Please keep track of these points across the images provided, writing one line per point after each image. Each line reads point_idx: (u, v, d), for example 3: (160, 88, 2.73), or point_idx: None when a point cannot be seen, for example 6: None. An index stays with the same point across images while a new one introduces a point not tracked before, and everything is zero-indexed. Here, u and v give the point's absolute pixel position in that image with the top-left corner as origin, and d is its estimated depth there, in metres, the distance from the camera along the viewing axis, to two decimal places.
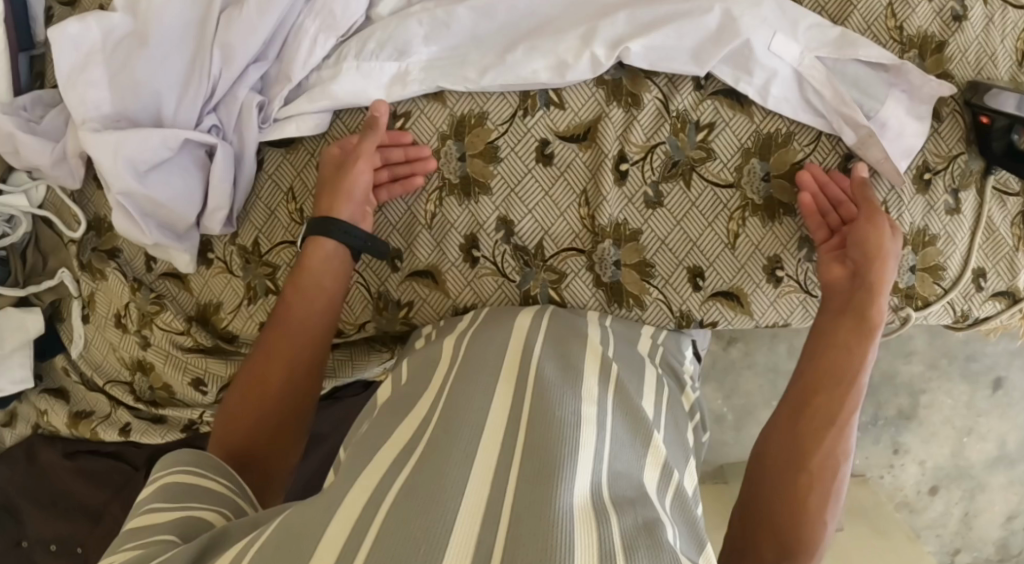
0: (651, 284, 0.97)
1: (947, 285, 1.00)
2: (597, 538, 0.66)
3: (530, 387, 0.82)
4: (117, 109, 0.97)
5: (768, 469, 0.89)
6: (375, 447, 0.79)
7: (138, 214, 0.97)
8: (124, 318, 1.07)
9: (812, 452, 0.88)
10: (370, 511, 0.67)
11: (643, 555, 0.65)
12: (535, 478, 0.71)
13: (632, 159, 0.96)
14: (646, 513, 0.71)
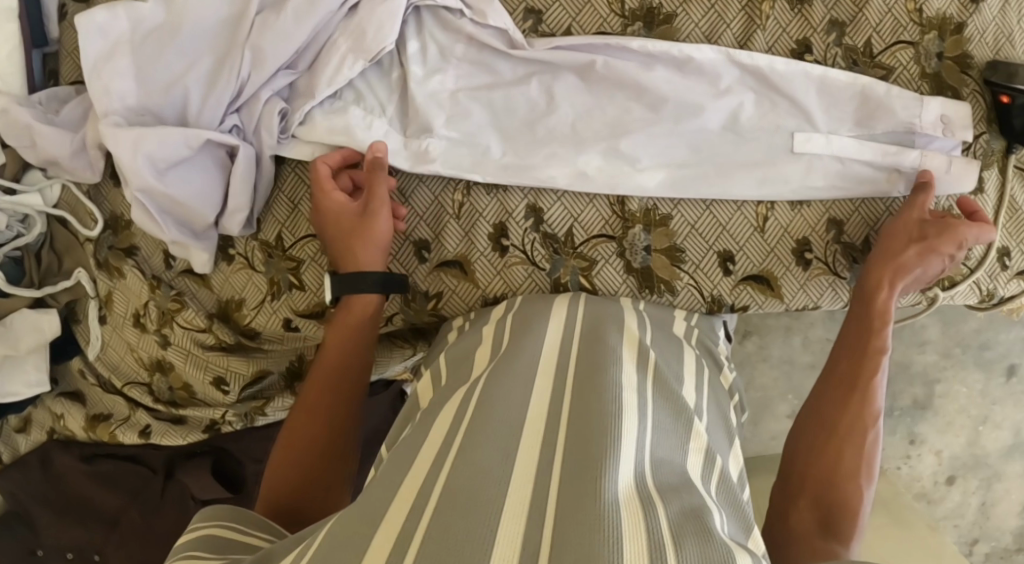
0: (681, 269, 0.97)
1: (973, 265, 1.00)
2: (642, 527, 0.64)
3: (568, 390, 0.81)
4: (142, 103, 0.98)
5: (801, 461, 0.94)
6: (420, 446, 0.77)
7: (157, 211, 0.96)
8: (142, 317, 1.05)
9: (843, 462, 0.92)
10: (418, 510, 0.66)
11: (696, 532, 0.64)
12: (584, 456, 0.71)
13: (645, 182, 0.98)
14: (692, 500, 0.70)
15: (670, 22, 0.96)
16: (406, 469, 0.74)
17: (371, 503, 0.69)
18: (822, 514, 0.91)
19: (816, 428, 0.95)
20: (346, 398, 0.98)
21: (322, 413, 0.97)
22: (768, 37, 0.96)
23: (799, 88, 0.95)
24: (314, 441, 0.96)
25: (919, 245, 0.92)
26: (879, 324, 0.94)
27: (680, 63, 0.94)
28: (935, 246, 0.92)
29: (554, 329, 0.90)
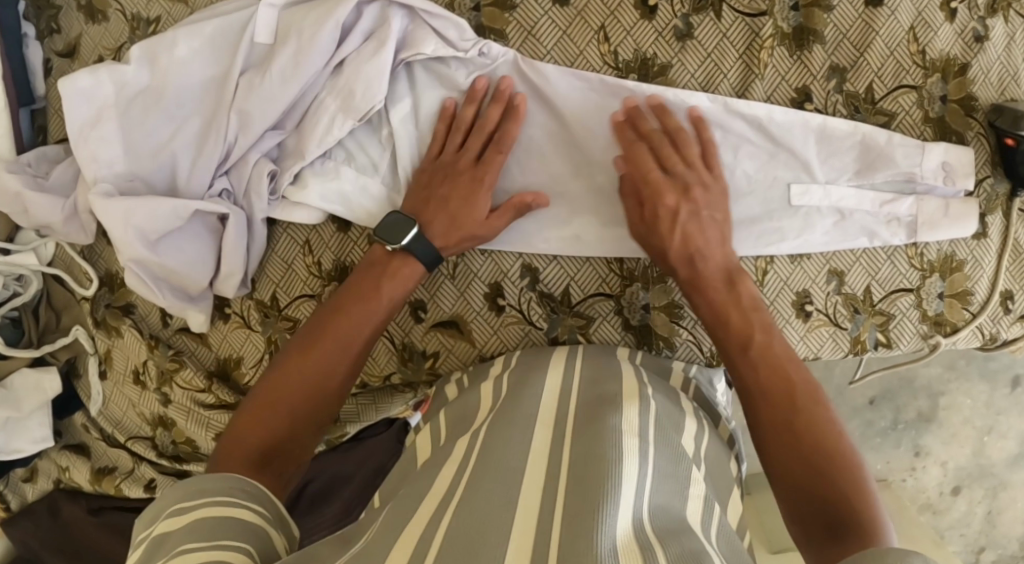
0: (680, 326, 0.96)
1: (976, 309, 0.98)
2: None
3: (569, 440, 0.79)
4: (130, 168, 0.97)
5: (795, 459, 0.80)
6: (415, 499, 0.76)
7: (151, 280, 0.96)
8: (142, 374, 1.05)
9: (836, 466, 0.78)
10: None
11: None
12: (583, 501, 0.69)
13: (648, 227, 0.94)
14: (691, 544, 0.68)
15: (665, 74, 0.93)
16: (411, 520, 0.73)
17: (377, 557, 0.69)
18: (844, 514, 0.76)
19: (797, 443, 0.81)
20: (339, 358, 0.89)
21: (332, 329, 0.89)
22: (767, 86, 0.94)
23: (798, 139, 0.93)
24: (275, 431, 0.84)
25: (694, 207, 0.89)
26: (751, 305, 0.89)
27: (676, 112, 0.92)
28: (711, 191, 0.90)
29: (553, 381, 0.89)
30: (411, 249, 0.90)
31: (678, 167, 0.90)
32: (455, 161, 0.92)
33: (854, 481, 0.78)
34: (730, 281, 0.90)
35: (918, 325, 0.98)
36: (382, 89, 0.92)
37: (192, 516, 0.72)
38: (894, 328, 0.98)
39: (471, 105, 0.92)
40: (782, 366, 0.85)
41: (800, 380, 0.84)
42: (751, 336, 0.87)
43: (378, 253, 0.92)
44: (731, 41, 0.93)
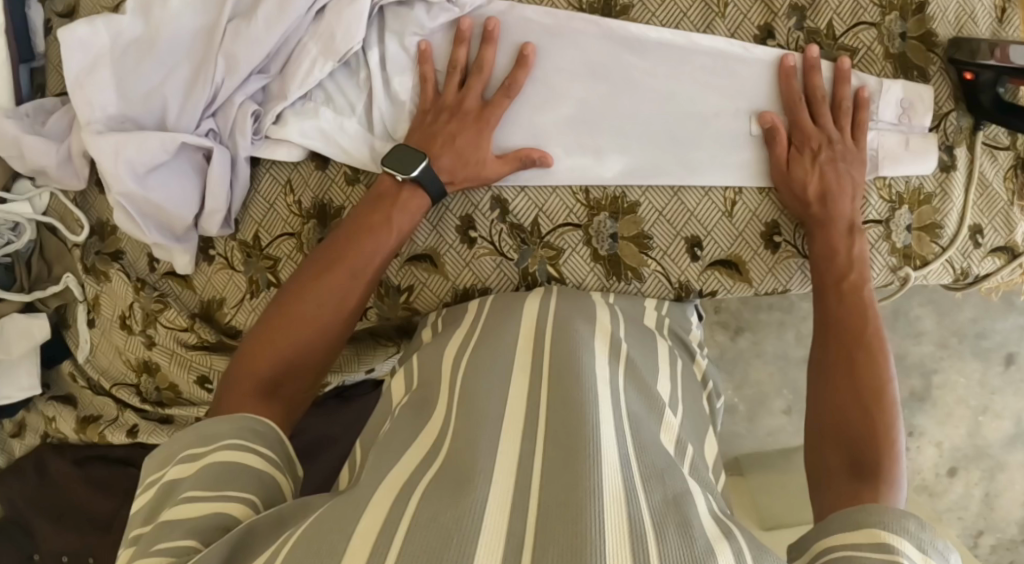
0: (648, 256, 0.98)
1: (945, 243, 0.99)
2: (626, 508, 0.63)
3: (544, 378, 0.81)
4: (122, 111, 1.02)
5: (847, 401, 0.87)
6: (399, 448, 0.75)
7: (138, 215, 1.00)
8: (129, 319, 1.08)
9: (881, 424, 0.85)
10: (398, 505, 0.65)
11: (679, 519, 0.63)
12: (563, 450, 0.69)
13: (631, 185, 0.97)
14: (674, 485, 0.68)
15: (627, 14, 0.97)
16: (385, 468, 0.72)
17: (353, 500, 0.67)
18: (870, 460, 0.82)
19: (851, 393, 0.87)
20: (343, 293, 0.91)
21: (338, 264, 0.92)
22: (730, 24, 0.97)
23: (756, 74, 0.96)
24: (273, 364, 0.87)
25: (832, 160, 0.94)
26: (843, 258, 0.93)
27: (638, 45, 0.96)
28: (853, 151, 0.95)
29: (528, 322, 0.90)
30: (421, 181, 0.93)
31: (807, 124, 0.94)
32: (458, 102, 0.94)
33: (891, 438, 0.84)
34: (851, 229, 0.94)
35: (886, 258, 0.99)
36: (360, 30, 0.95)
37: (203, 462, 0.74)
38: None
39: (462, 50, 0.95)
40: (860, 315, 0.91)
41: (872, 334, 0.90)
42: (846, 285, 0.93)
43: (387, 182, 0.94)
44: None
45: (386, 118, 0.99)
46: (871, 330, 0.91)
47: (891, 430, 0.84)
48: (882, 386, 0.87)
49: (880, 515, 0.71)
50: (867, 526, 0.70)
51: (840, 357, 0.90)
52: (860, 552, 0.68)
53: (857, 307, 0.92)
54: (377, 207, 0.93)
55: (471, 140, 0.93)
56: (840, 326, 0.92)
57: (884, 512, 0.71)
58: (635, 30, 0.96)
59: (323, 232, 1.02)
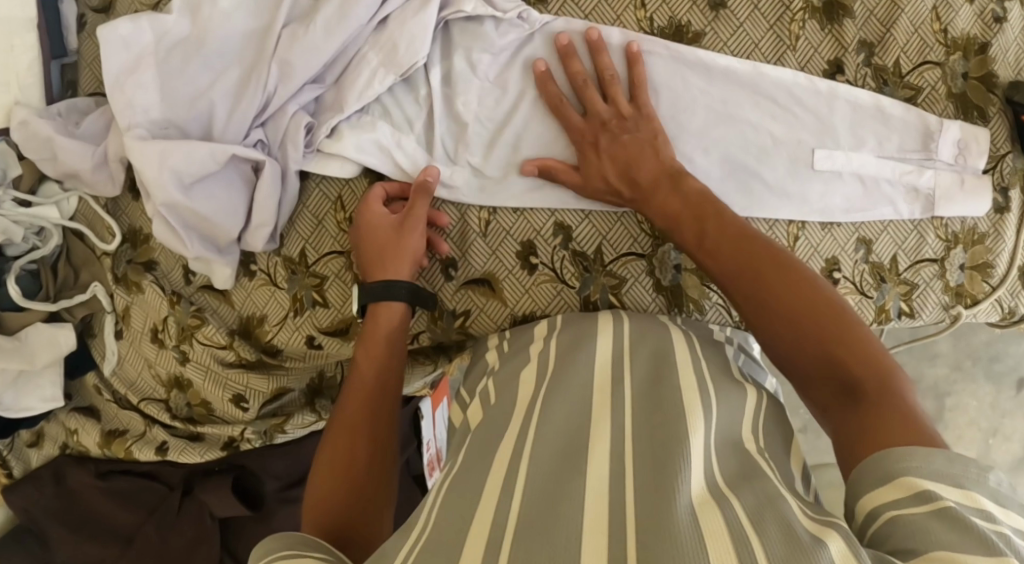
0: (711, 289, 0.95)
1: (995, 283, 1.00)
2: (722, 522, 0.63)
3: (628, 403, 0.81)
4: (166, 116, 0.97)
5: (836, 369, 0.78)
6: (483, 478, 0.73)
7: (180, 226, 0.96)
8: (161, 332, 1.03)
9: (871, 370, 0.76)
10: (495, 543, 0.64)
11: (777, 519, 0.64)
12: (657, 477, 0.69)
13: None
14: (767, 490, 0.69)
15: (698, 41, 0.95)
16: (478, 486, 0.72)
17: (444, 529, 0.68)
18: (874, 414, 0.74)
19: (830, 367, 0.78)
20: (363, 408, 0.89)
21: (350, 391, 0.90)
22: (800, 57, 0.95)
23: (821, 107, 0.95)
24: (333, 501, 0.82)
25: (653, 140, 0.91)
26: (696, 204, 0.88)
27: (706, 69, 0.94)
28: (634, 118, 0.92)
29: (602, 346, 0.89)
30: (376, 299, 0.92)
31: (596, 102, 0.92)
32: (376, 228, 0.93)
33: (891, 382, 0.75)
34: (700, 192, 0.89)
35: (940, 296, 0.99)
36: (425, 45, 0.93)
37: None
38: (917, 298, 0.99)
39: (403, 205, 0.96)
40: (785, 272, 0.83)
41: (826, 301, 0.81)
42: (733, 248, 0.86)
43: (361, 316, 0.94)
44: (762, 12, 0.94)
45: (445, 135, 0.96)
46: (813, 294, 0.82)
47: (888, 375, 0.76)
48: (856, 336, 0.79)
49: (908, 460, 0.67)
50: (898, 477, 0.67)
51: (786, 328, 0.81)
52: (902, 509, 0.65)
53: (770, 278, 0.83)
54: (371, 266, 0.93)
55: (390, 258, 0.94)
56: (777, 293, 0.82)
57: (913, 454, 0.68)
58: (704, 54, 0.94)
59: None
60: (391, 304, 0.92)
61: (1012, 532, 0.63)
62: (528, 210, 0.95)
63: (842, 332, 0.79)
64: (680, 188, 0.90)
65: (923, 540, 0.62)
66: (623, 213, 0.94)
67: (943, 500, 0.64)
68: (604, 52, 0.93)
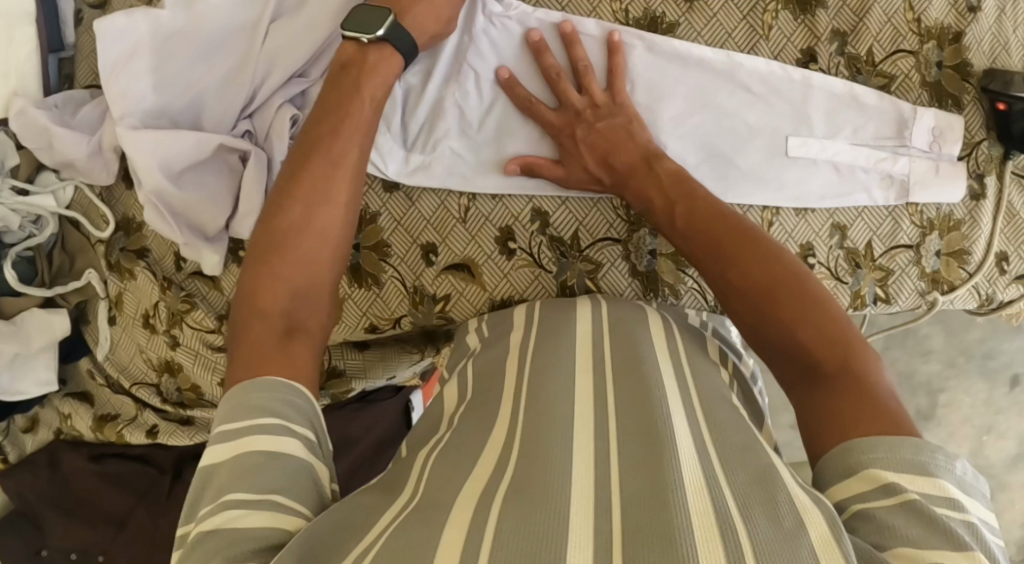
0: (686, 273, 0.97)
1: (972, 269, 1.01)
2: (709, 499, 0.63)
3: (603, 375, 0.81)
4: (158, 107, 1.00)
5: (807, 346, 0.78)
6: (467, 459, 0.73)
7: (170, 214, 0.98)
8: (152, 318, 1.06)
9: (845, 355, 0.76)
10: (483, 509, 0.64)
11: (762, 504, 0.63)
12: (641, 452, 0.69)
13: None
14: (757, 465, 0.68)
15: (673, 31, 0.97)
16: (466, 469, 0.72)
17: (433, 500, 0.67)
18: (847, 396, 0.73)
19: (797, 347, 0.78)
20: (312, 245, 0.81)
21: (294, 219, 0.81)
22: (773, 46, 0.97)
23: (797, 95, 0.96)
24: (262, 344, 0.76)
25: (627, 125, 0.93)
26: (672, 190, 0.89)
27: (682, 59, 0.95)
28: (610, 107, 0.94)
29: (584, 325, 0.89)
30: (388, 39, 0.88)
31: (570, 94, 0.93)
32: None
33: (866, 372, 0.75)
34: (676, 178, 0.90)
35: (916, 282, 1.00)
36: None
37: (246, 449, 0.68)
38: (893, 284, 1.00)
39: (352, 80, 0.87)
40: (766, 257, 0.83)
41: (804, 279, 0.81)
42: (717, 234, 0.85)
43: (308, 138, 0.85)
44: (736, 3, 0.96)
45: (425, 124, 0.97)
46: (790, 274, 0.81)
47: (860, 356, 0.76)
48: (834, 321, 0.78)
49: (872, 453, 0.68)
50: (866, 471, 0.67)
51: (764, 313, 0.81)
52: (868, 503, 0.66)
53: (749, 259, 0.83)
54: (338, 101, 0.86)
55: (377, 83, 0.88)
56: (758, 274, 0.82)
57: (876, 448, 0.68)
58: (678, 45, 0.95)
59: (358, 238, 1.00)
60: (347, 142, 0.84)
61: (978, 523, 0.65)
62: (506, 197, 0.97)
63: (815, 311, 0.79)
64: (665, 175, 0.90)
65: (890, 534, 0.63)
66: (600, 200, 0.96)
67: (909, 494, 0.65)
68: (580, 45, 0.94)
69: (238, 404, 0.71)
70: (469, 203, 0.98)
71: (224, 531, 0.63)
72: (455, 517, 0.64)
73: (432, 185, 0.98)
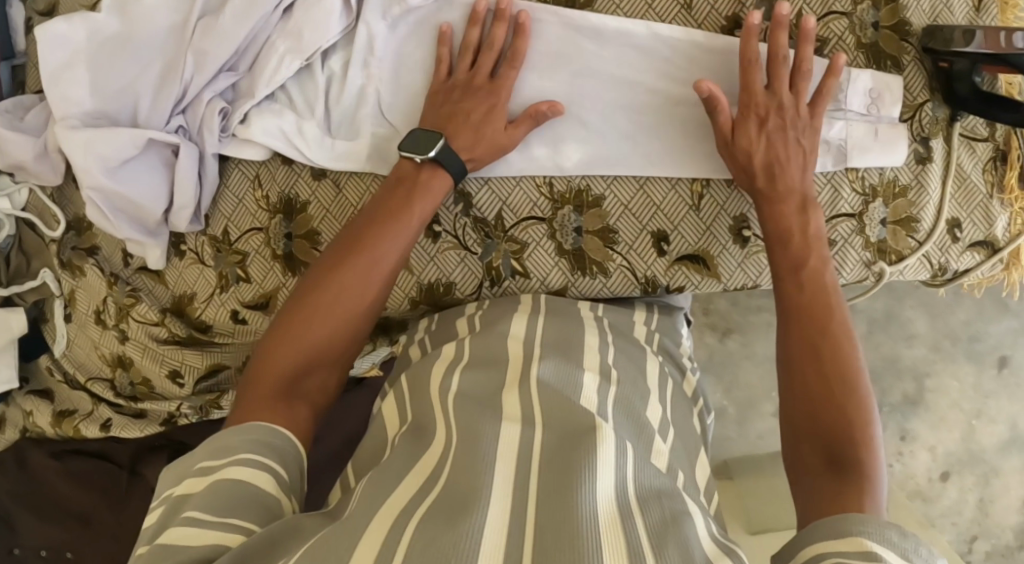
0: (614, 251, 0.94)
1: (922, 238, 0.97)
2: (624, 538, 0.63)
3: (534, 386, 0.79)
4: (97, 107, 1.01)
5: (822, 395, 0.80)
6: (395, 477, 0.72)
7: (109, 209, 1.00)
8: (103, 314, 1.07)
9: (859, 417, 0.78)
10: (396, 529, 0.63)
11: (678, 542, 0.64)
12: (562, 473, 0.68)
13: (599, 187, 0.94)
14: (674, 507, 0.68)
15: (591, 5, 0.94)
16: (395, 482, 0.71)
17: (352, 513, 0.67)
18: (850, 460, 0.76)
19: (821, 393, 0.81)
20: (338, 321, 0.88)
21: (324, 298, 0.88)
22: (696, 15, 0.94)
23: (725, 63, 0.93)
24: (276, 396, 0.82)
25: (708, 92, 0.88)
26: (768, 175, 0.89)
27: (598, 32, 0.93)
28: (806, 121, 0.89)
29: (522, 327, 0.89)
30: (440, 161, 0.91)
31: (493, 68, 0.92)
32: (469, 79, 0.93)
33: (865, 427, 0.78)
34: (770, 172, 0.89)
35: (860, 253, 0.97)
36: (335, 26, 0.97)
37: (213, 478, 0.73)
38: (835, 255, 0.97)
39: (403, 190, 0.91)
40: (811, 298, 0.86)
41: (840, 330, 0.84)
42: (806, 271, 0.88)
43: (359, 226, 0.91)
44: None
45: (345, 113, 0.99)
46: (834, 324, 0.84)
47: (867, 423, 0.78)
48: (850, 368, 0.82)
49: (863, 525, 0.68)
50: (852, 537, 0.67)
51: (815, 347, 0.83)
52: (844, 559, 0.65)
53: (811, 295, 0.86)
54: (396, 205, 0.91)
55: (426, 197, 0.91)
56: (799, 311, 0.86)
57: (869, 521, 0.68)
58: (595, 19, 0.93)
59: (290, 227, 1.01)
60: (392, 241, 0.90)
61: None
62: None
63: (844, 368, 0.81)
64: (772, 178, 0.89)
65: None
66: (521, 179, 0.95)
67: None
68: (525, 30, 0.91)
69: (219, 443, 0.76)
70: None
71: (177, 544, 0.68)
72: (373, 532, 0.64)
73: (351, 170, 0.99)
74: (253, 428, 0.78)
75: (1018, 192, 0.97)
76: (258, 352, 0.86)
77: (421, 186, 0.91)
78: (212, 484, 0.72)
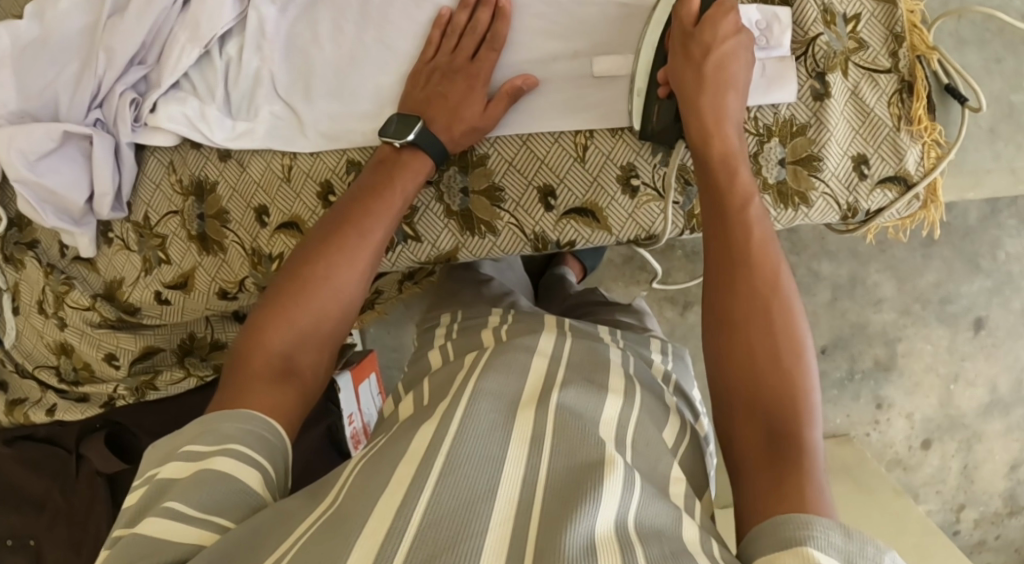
0: (501, 209, 0.96)
1: (825, 177, 0.93)
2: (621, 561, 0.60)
3: (553, 407, 0.76)
4: (22, 107, 1.03)
5: (742, 343, 0.75)
6: (393, 461, 0.69)
7: (35, 200, 1.03)
8: (43, 304, 1.13)
9: (788, 384, 0.73)
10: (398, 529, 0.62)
11: None
12: (565, 500, 0.65)
13: (485, 147, 0.96)
14: (672, 544, 0.64)
15: None
16: (395, 464, 0.69)
17: (345, 509, 0.65)
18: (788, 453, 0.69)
19: (744, 350, 0.75)
20: (331, 302, 0.84)
21: (313, 277, 0.84)
22: None
23: (604, 14, 0.93)
24: (269, 381, 0.78)
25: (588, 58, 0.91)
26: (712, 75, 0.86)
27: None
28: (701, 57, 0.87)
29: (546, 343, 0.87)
30: (420, 143, 0.91)
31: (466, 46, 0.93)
32: (451, 61, 0.93)
33: (800, 369, 0.74)
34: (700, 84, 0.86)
35: (759, 197, 0.94)
36: (227, 15, 0.99)
37: (201, 466, 0.69)
38: None
39: (381, 173, 0.91)
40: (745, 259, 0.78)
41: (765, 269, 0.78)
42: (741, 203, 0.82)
43: (345, 208, 0.90)
44: None
45: (244, 95, 1.02)
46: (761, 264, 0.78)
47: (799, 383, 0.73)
48: (778, 310, 0.76)
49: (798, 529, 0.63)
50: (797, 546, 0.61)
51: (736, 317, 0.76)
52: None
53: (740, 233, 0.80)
54: (375, 183, 0.91)
55: (408, 175, 0.91)
56: (719, 265, 0.79)
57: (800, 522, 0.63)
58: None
59: (202, 208, 1.05)
60: (379, 219, 0.89)
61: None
62: (324, 152, 1.01)
63: (762, 317, 0.76)
64: (699, 116, 0.86)
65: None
66: None
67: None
68: (504, 9, 0.92)
69: (209, 426, 0.73)
70: (288, 159, 1.02)
71: (150, 532, 0.65)
72: (373, 523, 0.62)
73: (253, 149, 1.02)
74: (245, 419, 0.74)
75: (927, 123, 0.91)
76: (244, 336, 0.82)
77: (401, 170, 0.91)
78: (201, 472, 0.69)
